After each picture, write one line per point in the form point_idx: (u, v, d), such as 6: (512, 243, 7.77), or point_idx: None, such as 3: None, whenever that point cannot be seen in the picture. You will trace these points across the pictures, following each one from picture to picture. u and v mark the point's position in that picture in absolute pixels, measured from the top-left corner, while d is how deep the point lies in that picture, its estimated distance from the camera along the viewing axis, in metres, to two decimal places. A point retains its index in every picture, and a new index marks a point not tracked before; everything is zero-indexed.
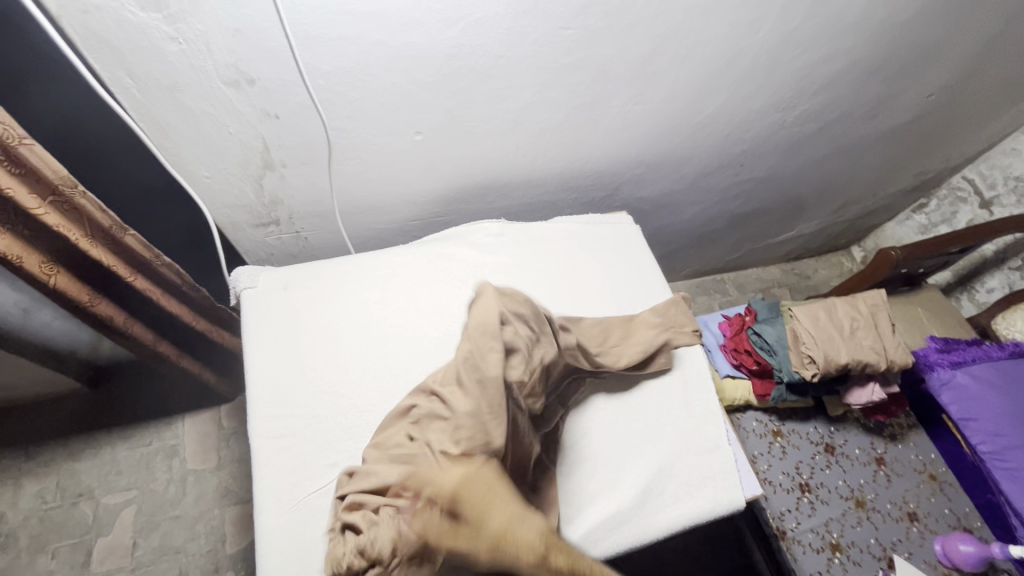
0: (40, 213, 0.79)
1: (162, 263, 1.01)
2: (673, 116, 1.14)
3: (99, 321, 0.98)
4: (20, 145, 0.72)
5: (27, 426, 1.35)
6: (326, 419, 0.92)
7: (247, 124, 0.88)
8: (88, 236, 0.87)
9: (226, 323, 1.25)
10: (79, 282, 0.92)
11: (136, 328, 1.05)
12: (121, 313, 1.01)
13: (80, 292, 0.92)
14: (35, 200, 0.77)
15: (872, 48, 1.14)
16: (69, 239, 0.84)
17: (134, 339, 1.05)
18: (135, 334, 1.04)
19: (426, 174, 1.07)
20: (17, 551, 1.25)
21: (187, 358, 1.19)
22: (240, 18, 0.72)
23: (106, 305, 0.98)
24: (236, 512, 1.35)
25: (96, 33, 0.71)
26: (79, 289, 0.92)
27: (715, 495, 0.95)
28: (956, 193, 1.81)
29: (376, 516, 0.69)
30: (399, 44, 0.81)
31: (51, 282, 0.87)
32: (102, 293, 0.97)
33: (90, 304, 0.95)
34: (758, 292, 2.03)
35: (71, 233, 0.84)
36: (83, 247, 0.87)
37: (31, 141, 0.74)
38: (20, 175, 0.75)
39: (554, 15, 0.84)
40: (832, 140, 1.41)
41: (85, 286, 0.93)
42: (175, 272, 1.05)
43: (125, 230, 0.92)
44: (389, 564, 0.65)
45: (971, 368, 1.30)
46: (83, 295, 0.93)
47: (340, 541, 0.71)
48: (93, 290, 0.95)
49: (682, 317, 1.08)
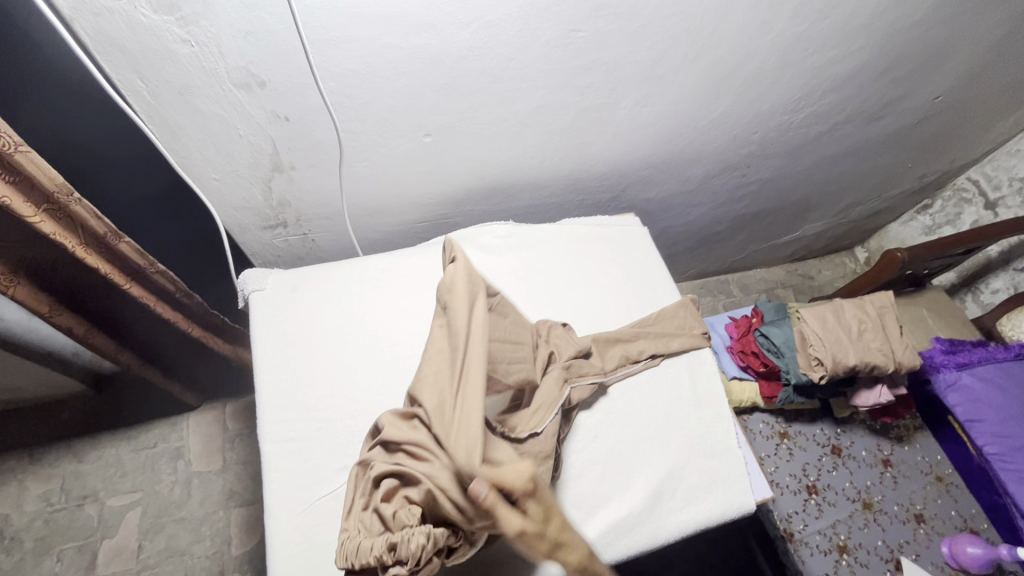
0: (36, 221, 0.77)
1: (157, 272, 1.00)
2: (681, 118, 1.14)
3: (57, 329, 1.00)
4: (17, 151, 0.70)
5: (34, 427, 1.35)
6: (336, 423, 0.91)
7: (257, 127, 0.87)
8: (83, 244, 0.86)
9: (217, 330, 1.24)
10: (41, 295, 0.93)
11: (98, 339, 1.08)
12: (81, 324, 1.03)
13: (40, 305, 0.93)
14: (31, 208, 0.76)
15: (882, 50, 1.14)
16: (66, 247, 0.84)
17: (95, 348, 1.08)
18: (95, 343, 1.08)
19: (435, 176, 1.06)
20: (22, 554, 1.24)
21: (150, 369, 1.22)
22: (252, 21, 0.72)
23: (67, 317, 1.00)
24: (241, 515, 1.34)
25: (108, 36, 0.70)
26: (39, 303, 0.93)
27: (726, 499, 0.95)
28: (960, 194, 1.81)
29: (407, 517, 0.69)
30: (410, 47, 0.80)
31: (7, 294, 0.86)
32: (63, 307, 0.98)
33: (51, 316, 0.97)
34: (762, 293, 2.03)
35: (68, 241, 0.84)
36: (77, 254, 0.86)
37: (27, 147, 0.72)
38: (15, 182, 0.73)
39: (566, 18, 0.84)
40: (838, 142, 1.41)
41: (44, 299, 0.94)
42: (167, 278, 1.03)
43: (120, 237, 0.90)
44: (417, 562, 0.68)
45: (976, 369, 1.30)
46: (44, 308, 0.94)
47: (361, 531, 0.71)
48: (55, 303, 0.96)
49: (691, 319, 1.10)
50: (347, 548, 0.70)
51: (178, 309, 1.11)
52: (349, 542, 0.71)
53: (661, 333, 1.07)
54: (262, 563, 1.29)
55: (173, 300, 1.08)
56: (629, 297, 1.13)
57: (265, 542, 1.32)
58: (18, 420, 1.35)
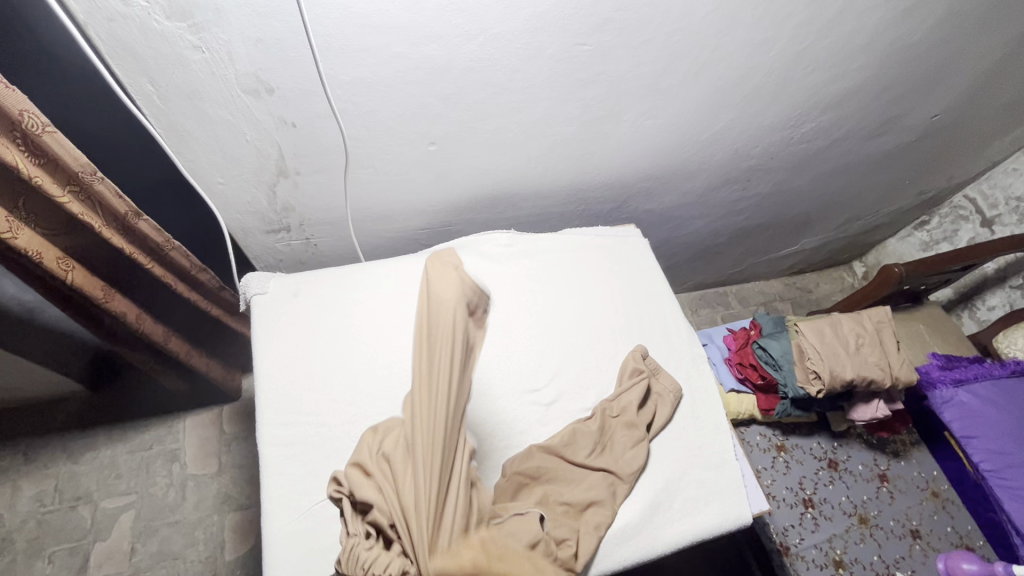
0: (65, 201, 0.81)
1: (174, 249, 1.01)
2: (682, 132, 1.16)
3: (112, 316, 1.03)
4: (43, 132, 0.73)
5: (32, 427, 1.35)
6: (335, 428, 0.91)
7: (264, 131, 0.88)
8: (105, 224, 0.89)
9: (232, 309, 1.27)
10: (92, 277, 0.96)
11: (148, 324, 1.10)
12: (133, 309, 1.06)
13: (94, 289, 0.96)
14: (59, 189, 0.79)
15: (880, 70, 1.16)
16: (92, 227, 0.87)
17: (146, 335, 1.10)
18: (147, 329, 1.09)
19: (439, 184, 1.08)
20: (14, 555, 1.24)
21: (194, 355, 1.24)
22: (263, 28, 0.73)
23: (120, 302, 1.02)
24: (236, 519, 1.33)
25: (120, 40, 0.71)
26: (94, 287, 0.96)
27: (723, 511, 0.94)
28: (957, 212, 1.82)
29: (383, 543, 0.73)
30: (419, 56, 0.82)
31: (66, 279, 0.91)
32: (115, 290, 1.01)
33: (105, 301, 0.99)
34: (760, 305, 2.04)
35: (94, 222, 0.86)
36: (104, 236, 0.89)
37: (54, 128, 0.75)
38: (42, 163, 0.76)
39: (571, 31, 0.85)
40: (837, 157, 1.42)
41: (99, 282, 0.97)
42: (183, 256, 1.04)
43: (139, 216, 0.92)
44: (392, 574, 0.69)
45: (973, 386, 1.30)
46: (97, 291, 0.97)
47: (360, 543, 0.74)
48: (107, 286, 0.99)
49: (662, 408, 1.01)
50: (354, 558, 0.73)
51: (195, 288, 1.13)
52: (356, 553, 0.73)
53: (650, 407, 1.01)
54: (256, 568, 1.28)
55: (191, 277, 1.10)
56: (629, 306, 1.14)
57: (259, 546, 1.31)
58: (16, 419, 1.35)
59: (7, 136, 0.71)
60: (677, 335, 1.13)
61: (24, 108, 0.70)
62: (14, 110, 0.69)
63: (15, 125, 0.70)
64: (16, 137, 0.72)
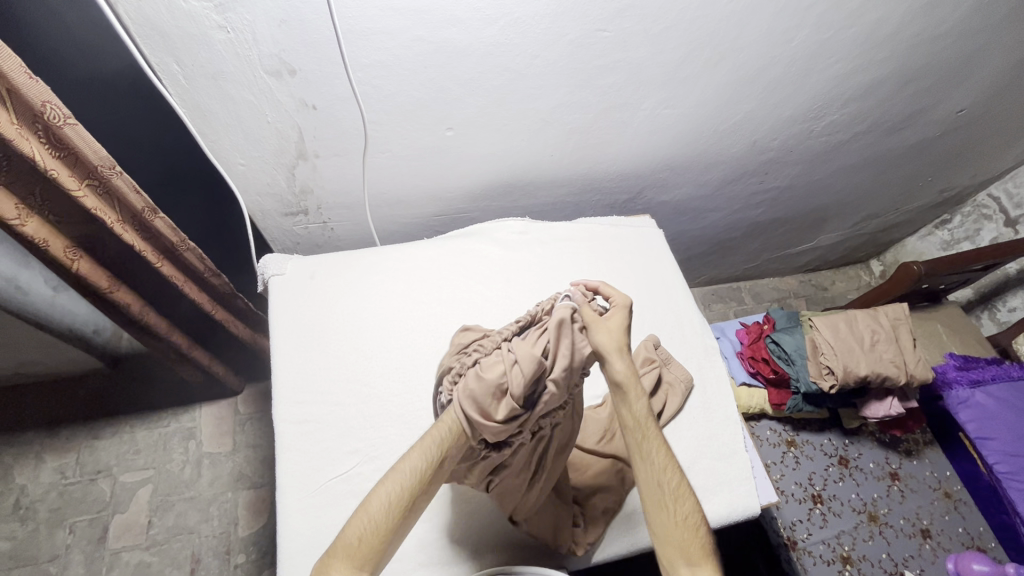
0: (80, 196, 0.79)
1: (187, 250, 1.01)
2: (701, 122, 1.15)
3: (116, 306, 1.00)
4: (65, 125, 0.72)
5: (54, 401, 1.40)
6: (349, 407, 0.93)
7: (284, 114, 0.89)
8: (120, 219, 0.87)
9: (240, 313, 1.25)
10: (99, 268, 0.94)
11: (153, 317, 1.07)
12: (139, 300, 1.03)
13: (100, 278, 0.93)
14: (75, 181, 0.78)
15: (908, 59, 1.13)
16: (105, 222, 0.85)
17: (150, 328, 1.07)
18: (151, 322, 1.07)
19: (454, 172, 1.09)
20: (36, 524, 1.28)
21: (198, 350, 1.23)
22: (286, 9, 0.74)
23: (125, 292, 1.00)
24: (249, 496, 1.36)
25: (149, 20, 0.73)
26: (100, 276, 0.94)
27: (731, 501, 0.94)
28: (980, 211, 1.78)
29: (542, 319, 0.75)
30: (439, 41, 0.82)
31: (74, 268, 0.89)
32: (122, 281, 0.99)
33: (110, 291, 0.97)
34: (773, 301, 2.02)
35: (108, 217, 0.85)
36: (117, 231, 0.87)
37: (75, 121, 0.74)
38: (62, 156, 0.75)
39: (592, 18, 0.85)
40: (860, 149, 1.40)
41: (106, 273, 0.95)
42: (196, 257, 1.04)
43: (155, 213, 0.91)
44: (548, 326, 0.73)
45: (989, 387, 1.29)
46: (105, 282, 0.95)
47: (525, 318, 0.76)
48: (113, 277, 0.97)
49: (671, 402, 1.02)
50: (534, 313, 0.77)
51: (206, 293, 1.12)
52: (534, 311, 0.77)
53: (660, 395, 1.01)
54: (268, 545, 1.31)
55: (202, 280, 1.09)
56: (641, 296, 1.14)
57: (272, 524, 1.34)
58: (39, 393, 1.40)
59: (30, 129, 0.70)
60: (691, 327, 1.13)
61: (48, 99, 0.69)
62: (36, 101, 0.68)
63: (36, 117, 0.70)
64: (38, 130, 0.71)
